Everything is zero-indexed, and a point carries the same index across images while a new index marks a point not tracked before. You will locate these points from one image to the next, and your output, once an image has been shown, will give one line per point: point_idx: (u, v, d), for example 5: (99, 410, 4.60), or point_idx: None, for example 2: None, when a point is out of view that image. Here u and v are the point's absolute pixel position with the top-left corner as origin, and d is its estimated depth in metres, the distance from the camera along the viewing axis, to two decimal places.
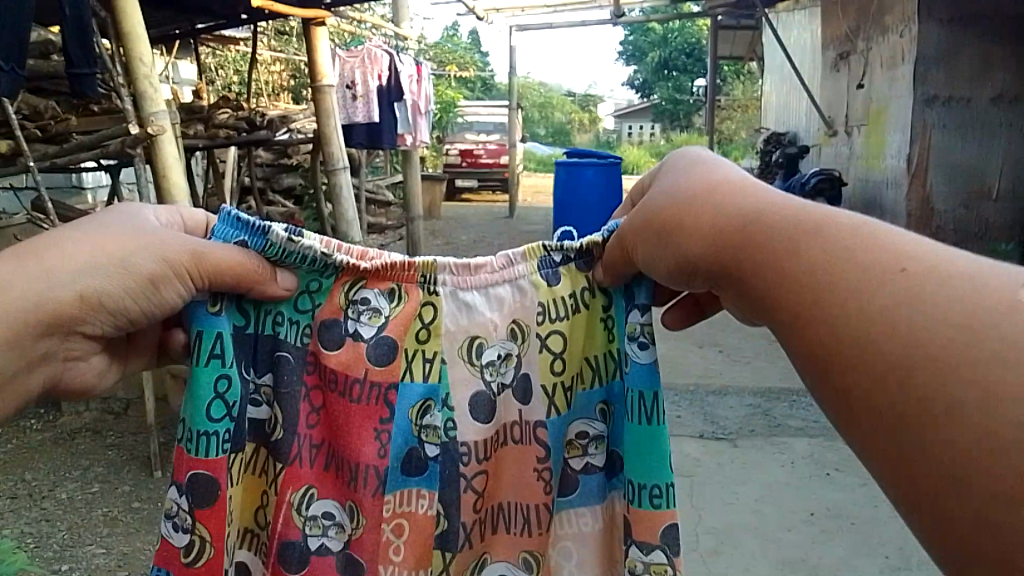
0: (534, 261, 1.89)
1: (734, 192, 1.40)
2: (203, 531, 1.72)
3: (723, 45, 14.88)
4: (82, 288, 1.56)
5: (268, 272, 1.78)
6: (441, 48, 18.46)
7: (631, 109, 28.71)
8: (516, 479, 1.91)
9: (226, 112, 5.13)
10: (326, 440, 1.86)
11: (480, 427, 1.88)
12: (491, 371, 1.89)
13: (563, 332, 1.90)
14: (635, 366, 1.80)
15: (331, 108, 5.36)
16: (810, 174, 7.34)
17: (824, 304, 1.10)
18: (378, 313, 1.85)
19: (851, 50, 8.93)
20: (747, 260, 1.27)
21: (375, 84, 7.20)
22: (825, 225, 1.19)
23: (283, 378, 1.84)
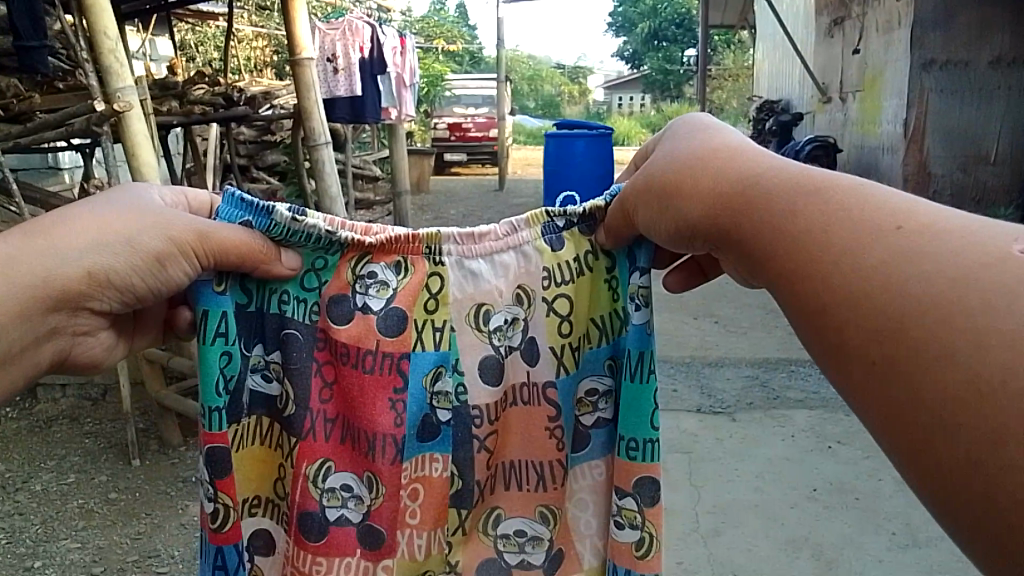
0: (536, 228, 1.84)
1: (734, 155, 1.39)
2: (224, 499, 1.69)
3: (714, 13, 14.60)
4: (87, 264, 1.54)
5: (274, 254, 1.75)
6: (427, 21, 18.14)
7: (620, 79, 28.38)
8: (524, 439, 1.88)
9: (201, 88, 4.97)
10: (340, 415, 1.81)
11: (491, 391, 1.85)
12: (499, 336, 1.85)
13: (570, 295, 1.85)
14: (633, 326, 1.76)
15: (310, 81, 5.18)
16: (805, 141, 7.19)
17: (826, 263, 1.09)
18: (384, 288, 1.81)
19: (845, 15, 8.76)
20: (748, 222, 1.26)
21: (356, 57, 6.98)
22: (827, 188, 1.19)
23: (291, 352, 1.81)
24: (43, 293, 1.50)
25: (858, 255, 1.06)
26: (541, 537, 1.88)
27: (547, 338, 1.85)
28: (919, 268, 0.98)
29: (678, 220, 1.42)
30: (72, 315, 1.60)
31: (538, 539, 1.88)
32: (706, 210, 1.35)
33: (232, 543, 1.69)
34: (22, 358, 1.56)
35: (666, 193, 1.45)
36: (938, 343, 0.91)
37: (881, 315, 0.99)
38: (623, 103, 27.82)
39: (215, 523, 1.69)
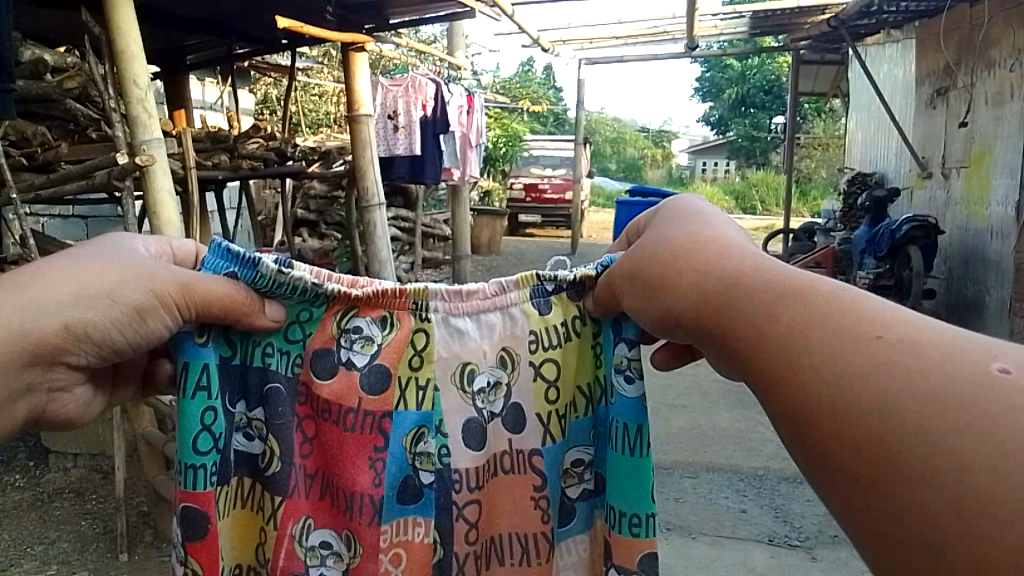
0: (525, 291, 1.62)
1: (694, 235, 1.23)
2: (197, 564, 1.43)
3: (807, 81, 13.90)
4: (68, 316, 1.27)
5: (258, 305, 1.50)
6: (511, 82, 18.05)
7: (704, 146, 27.74)
8: (509, 510, 1.61)
9: (255, 143, 4.84)
10: (318, 470, 1.56)
11: (475, 454, 1.59)
12: (482, 399, 1.60)
13: (556, 359, 1.62)
14: (620, 397, 1.53)
15: (366, 139, 5.01)
16: (901, 220, 6.52)
17: (788, 369, 0.94)
18: (370, 342, 1.56)
19: (949, 86, 8.19)
20: (706, 318, 1.10)
21: (418, 114, 6.73)
22: (787, 281, 1.04)
23: (274, 414, 1.55)
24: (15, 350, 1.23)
25: (821, 364, 0.90)
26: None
27: (532, 403, 1.61)
28: (893, 376, 0.84)
29: (647, 312, 1.26)
30: (48, 372, 1.31)
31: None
32: (665, 301, 1.19)
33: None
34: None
35: (636, 282, 1.29)
36: (918, 465, 0.78)
37: (855, 430, 0.84)
38: (706, 168, 27.12)
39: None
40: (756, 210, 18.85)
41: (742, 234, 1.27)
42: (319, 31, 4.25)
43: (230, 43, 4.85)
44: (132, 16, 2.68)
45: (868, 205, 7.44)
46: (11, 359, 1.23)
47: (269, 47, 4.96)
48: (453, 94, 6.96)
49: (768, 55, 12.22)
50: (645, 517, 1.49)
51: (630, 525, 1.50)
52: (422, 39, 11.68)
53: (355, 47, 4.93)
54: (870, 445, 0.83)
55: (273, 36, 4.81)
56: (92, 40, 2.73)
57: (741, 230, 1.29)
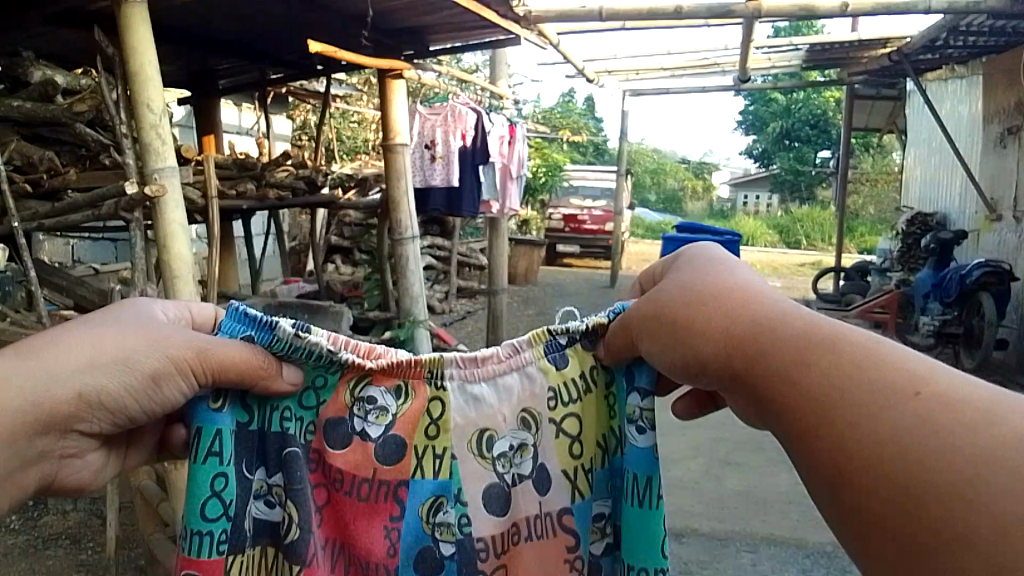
0: (540, 348, 1.33)
1: (702, 274, 1.02)
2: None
3: (861, 115, 13.37)
4: (84, 384, 1.01)
5: (275, 368, 1.23)
6: (553, 111, 17.69)
7: (748, 178, 27.19)
8: (535, 573, 1.28)
9: (286, 169, 4.59)
10: (333, 538, 1.28)
11: (498, 520, 1.29)
12: (502, 463, 1.31)
13: (576, 416, 1.31)
14: (632, 450, 1.23)
15: (401, 168, 4.78)
16: (972, 265, 6.08)
17: (821, 435, 0.74)
18: (384, 413, 1.30)
19: (1022, 124, 7.72)
20: (729, 372, 0.88)
21: (457, 145, 6.49)
22: (808, 324, 0.84)
23: (295, 482, 1.23)
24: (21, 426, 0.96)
25: (861, 415, 0.72)
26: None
27: (557, 463, 1.30)
28: (957, 435, 0.65)
29: (662, 358, 1.03)
30: (60, 447, 1.05)
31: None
32: (678, 348, 0.97)
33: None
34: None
35: (653, 329, 1.05)
36: (994, 535, 0.60)
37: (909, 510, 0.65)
38: (749, 200, 26.46)
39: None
40: (802, 245, 18.27)
41: (739, 263, 1.06)
42: (354, 56, 4.03)
43: (264, 67, 4.68)
44: (149, 36, 2.45)
45: (932, 247, 6.97)
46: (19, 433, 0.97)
47: (303, 73, 4.77)
48: (494, 125, 6.71)
49: (822, 88, 11.79)
50: (655, 570, 1.19)
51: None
52: (464, 67, 11.51)
53: (393, 73, 4.71)
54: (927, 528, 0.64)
55: (309, 61, 4.61)
56: (106, 59, 2.51)
57: (738, 260, 1.09)
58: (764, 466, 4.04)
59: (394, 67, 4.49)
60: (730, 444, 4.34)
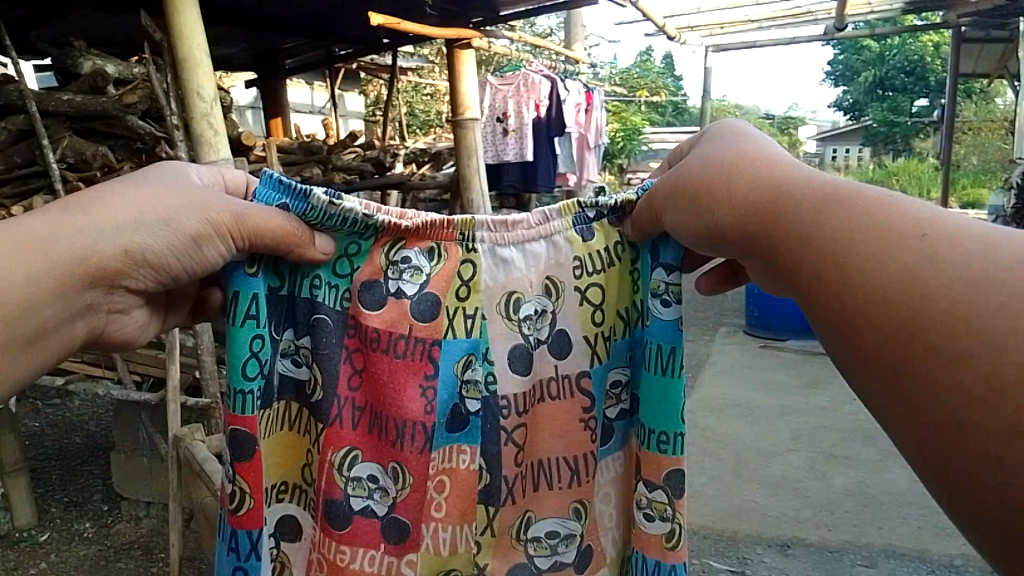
0: (568, 218, 0.98)
1: (715, 145, 0.91)
2: (244, 483, 0.88)
3: (967, 60, 12.24)
4: (140, 235, 0.78)
5: (310, 234, 0.89)
6: (631, 72, 16.90)
7: (837, 131, 25.78)
8: (560, 432, 0.98)
9: (353, 152, 4.53)
10: (369, 401, 0.94)
11: (519, 380, 0.97)
12: (528, 325, 0.97)
13: (603, 283, 0.98)
14: (653, 321, 0.95)
15: (472, 146, 4.58)
16: None
17: (849, 299, 0.66)
18: (419, 272, 0.95)
19: None
20: (746, 242, 0.81)
21: (531, 116, 6.19)
22: (834, 186, 0.75)
23: (326, 344, 0.93)
24: (69, 278, 0.74)
25: (898, 279, 0.63)
26: (571, 537, 0.99)
27: (577, 326, 0.98)
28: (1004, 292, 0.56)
29: (671, 228, 0.91)
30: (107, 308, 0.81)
31: (576, 547, 0.99)
32: (687, 220, 0.88)
33: (253, 528, 0.89)
34: (35, 353, 0.75)
35: (660, 198, 0.92)
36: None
37: (938, 371, 0.57)
38: (840, 153, 25.06)
39: (234, 502, 0.88)
40: None
41: (755, 129, 0.95)
42: (418, 27, 3.80)
43: (329, 43, 4.49)
44: (196, 18, 2.26)
45: None
46: (66, 285, 0.74)
47: (369, 46, 4.57)
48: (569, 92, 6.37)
49: (924, 32, 10.86)
50: (674, 436, 0.93)
51: (655, 442, 0.94)
52: (538, 33, 11.12)
53: (460, 42, 4.49)
54: (954, 393, 0.56)
55: (374, 34, 4.41)
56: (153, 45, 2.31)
57: (752, 126, 0.97)
58: (870, 454, 3.71)
59: (460, 35, 4.25)
60: (832, 429, 4.01)
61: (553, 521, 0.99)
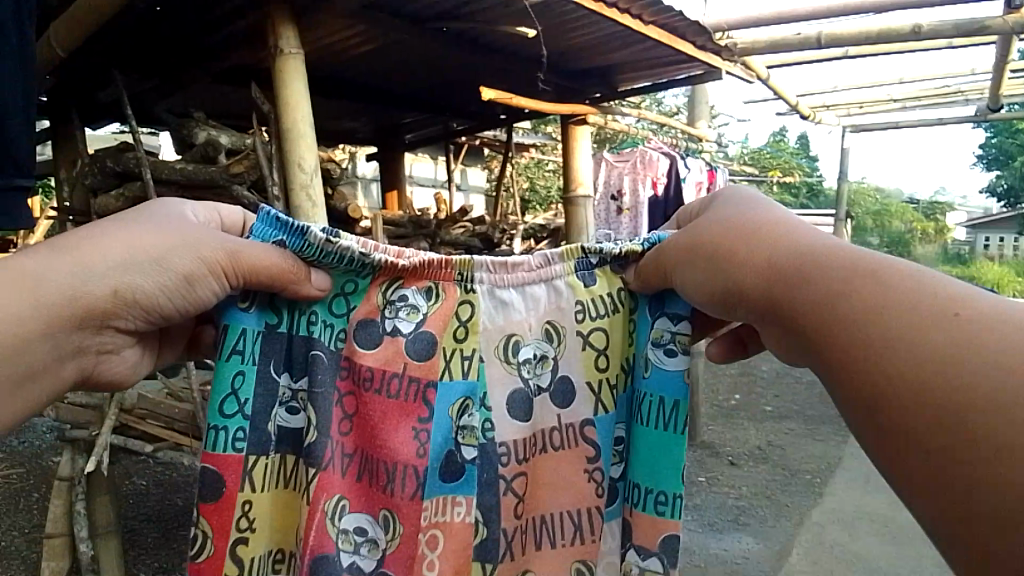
0: (570, 262, 0.97)
1: (729, 207, 0.92)
2: (207, 527, 0.88)
3: None
4: (131, 275, 0.80)
5: (306, 270, 0.92)
6: (763, 152, 16.34)
7: (990, 219, 24.04)
8: (556, 491, 0.97)
9: (462, 228, 4.61)
10: (359, 446, 0.94)
11: (519, 425, 0.97)
12: (528, 369, 0.98)
13: (604, 328, 0.98)
14: (651, 370, 0.95)
15: (583, 221, 4.54)
16: None
17: (873, 372, 0.69)
18: (416, 311, 0.96)
19: None
20: (764, 306, 0.83)
21: (646, 194, 5.75)
22: (850, 255, 0.78)
23: (319, 386, 0.92)
24: (57, 321, 0.76)
25: (944, 377, 0.64)
26: None
27: (578, 373, 0.98)
28: None
29: (687, 288, 0.92)
30: (96, 350, 0.83)
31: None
32: (706, 282, 0.89)
33: None
34: (23, 394, 0.76)
35: (678, 256, 0.92)
36: None
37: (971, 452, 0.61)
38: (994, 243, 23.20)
39: (195, 549, 0.88)
40: None
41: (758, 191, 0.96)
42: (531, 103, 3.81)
43: (447, 118, 4.59)
44: (304, 90, 2.17)
45: None
46: (55, 327, 0.76)
47: (486, 121, 4.64)
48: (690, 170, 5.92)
49: None
50: (671, 497, 0.92)
51: (652, 504, 0.93)
52: (665, 112, 11.03)
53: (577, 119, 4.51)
54: (987, 477, 0.59)
55: (490, 110, 4.50)
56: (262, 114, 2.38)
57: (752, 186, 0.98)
58: None
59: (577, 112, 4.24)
60: None
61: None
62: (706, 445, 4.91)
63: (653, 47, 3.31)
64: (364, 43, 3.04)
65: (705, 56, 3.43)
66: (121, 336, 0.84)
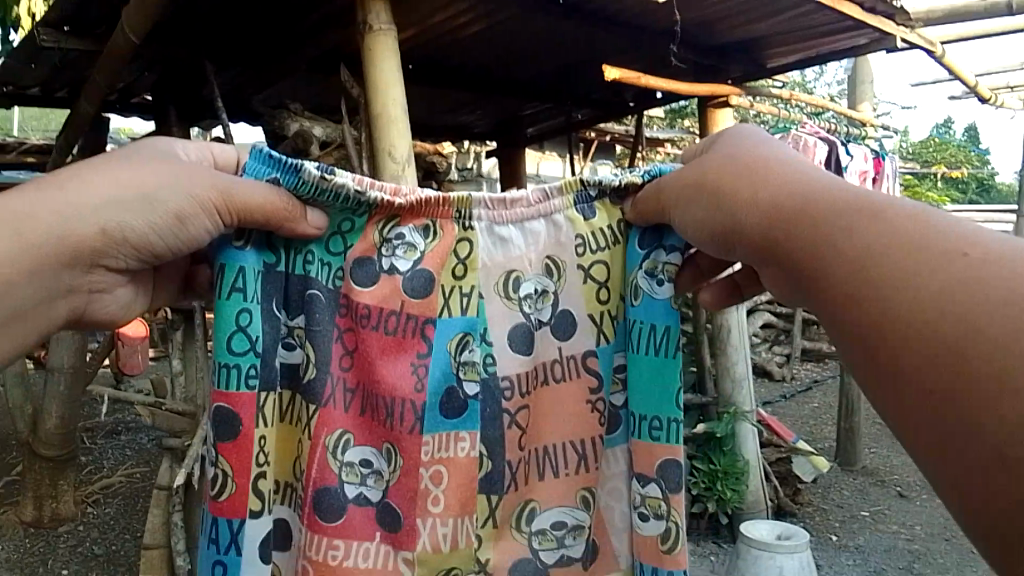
0: (569, 196, 0.92)
1: (736, 144, 0.81)
2: (227, 466, 0.83)
3: None
4: (121, 211, 0.79)
5: (301, 208, 0.86)
6: (931, 140, 14.90)
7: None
8: (558, 420, 0.93)
9: None
10: (360, 382, 0.90)
11: (522, 359, 0.92)
12: (529, 304, 0.93)
13: (607, 259, 0.92)
14: (642, 299, 0.89)
15: None
16: None
17: (868, 305, 0.57)
18: (413, 249, 0.90)
19: None
20: (763, 246, 0.71)
21: None
22: (857, 190, 0.65)
23: (317, 322, 0.88)
24: (42, 256, 0.76)
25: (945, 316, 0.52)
26: (579, 528, 0.92)
27: (580, 305, 0.93)
28: None
29: (689, 229, 0.81)
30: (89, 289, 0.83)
31: (584, 542, 0.92)
32: (706, 224, 0.78)
33: (235, 518, 0.84)
34: (14, 330, 0.76)
35: (678, 196, 0.82)
36: None
37: (970, 401, 0.49)
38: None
39: (215, 488, 0.83)
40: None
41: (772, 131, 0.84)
42: (663, 81, 2.97)
43: (569, 108, 3.99)
44: (395, 67, 1.86)
45: None
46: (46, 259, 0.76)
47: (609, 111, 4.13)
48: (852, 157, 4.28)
49: None
50: (668, 422, 0.86)
51: (645, 431, 0.87)
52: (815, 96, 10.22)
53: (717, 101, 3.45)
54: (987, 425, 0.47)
55: None
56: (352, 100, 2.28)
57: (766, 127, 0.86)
58: None
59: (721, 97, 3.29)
60: None
61: (559, 511, 0.92)
62: (868, 472, 4.25)
63: (806, 13, 2.61)
64: (472, 26, 2.63)
65: (875, 19, 2.66)
66: (113, 276, 0.85)
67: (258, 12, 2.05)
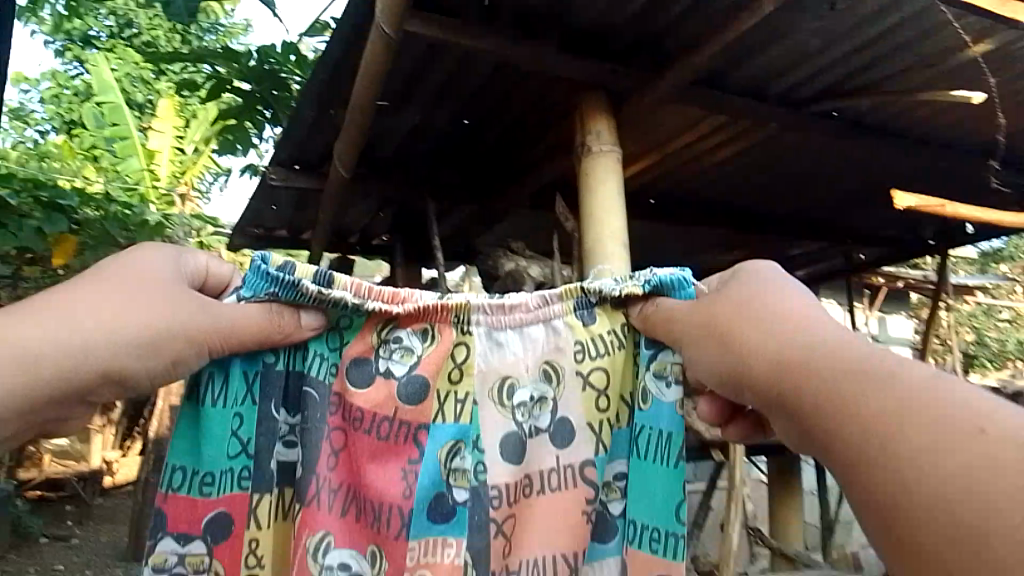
0: (569, 301, 0.79)
1: (748, 288, 0.70)
2: (217, 567, 0.72)
3: None
4: (127, 355, 0.67)
5: (293, 315, 0.74)
6: None
7: None
8: (552, 529, 0.75)
9: None
10: (348, 481, 0.76)
11: (511, 469, 0.77)
12: (522, 412, 0.78)
13: (608, 366, 0.79)
14: (648, 403, 0.77)
15: None
16: None
17: (870, 483, 0.49)
18: (410, 353, 0.78)
19: None
20: (772, 406, 0.62)
21: None
22: (862, 347, 0.57)
23: (310, 421, 0.75)
24: (29, 398, 0.63)
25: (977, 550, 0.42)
26: None
27: (578, 414, 0.78)
28: None
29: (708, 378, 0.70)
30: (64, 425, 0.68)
31: None
32: (716, 371, 0.68)
33: None
34: None
35: (690, 341, 0.71)
36: None
37: None
38: None
39: None
40: None
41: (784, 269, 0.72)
42: (975, 210, 2.49)
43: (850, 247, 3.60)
44: (619, 195, 1.70)
45: None
46: (29, 410, 0.63)
47: (905, 253, 3.63)
48: None
49: None
50: (666, 536, 0.73)
51: (643, 541, 0.74)
52: None
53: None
54: None
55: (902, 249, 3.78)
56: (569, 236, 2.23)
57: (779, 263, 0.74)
58: None
59: None
60: None
61: None
62: None
63: None
64: (721, 151, 2.52)
65: None
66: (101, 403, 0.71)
67: (493, 144, 2.14)
